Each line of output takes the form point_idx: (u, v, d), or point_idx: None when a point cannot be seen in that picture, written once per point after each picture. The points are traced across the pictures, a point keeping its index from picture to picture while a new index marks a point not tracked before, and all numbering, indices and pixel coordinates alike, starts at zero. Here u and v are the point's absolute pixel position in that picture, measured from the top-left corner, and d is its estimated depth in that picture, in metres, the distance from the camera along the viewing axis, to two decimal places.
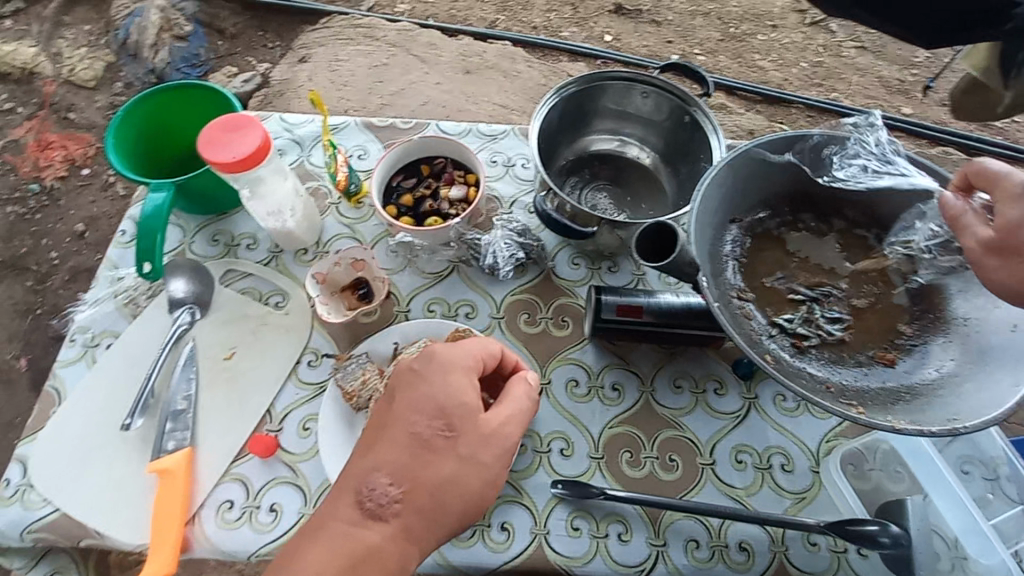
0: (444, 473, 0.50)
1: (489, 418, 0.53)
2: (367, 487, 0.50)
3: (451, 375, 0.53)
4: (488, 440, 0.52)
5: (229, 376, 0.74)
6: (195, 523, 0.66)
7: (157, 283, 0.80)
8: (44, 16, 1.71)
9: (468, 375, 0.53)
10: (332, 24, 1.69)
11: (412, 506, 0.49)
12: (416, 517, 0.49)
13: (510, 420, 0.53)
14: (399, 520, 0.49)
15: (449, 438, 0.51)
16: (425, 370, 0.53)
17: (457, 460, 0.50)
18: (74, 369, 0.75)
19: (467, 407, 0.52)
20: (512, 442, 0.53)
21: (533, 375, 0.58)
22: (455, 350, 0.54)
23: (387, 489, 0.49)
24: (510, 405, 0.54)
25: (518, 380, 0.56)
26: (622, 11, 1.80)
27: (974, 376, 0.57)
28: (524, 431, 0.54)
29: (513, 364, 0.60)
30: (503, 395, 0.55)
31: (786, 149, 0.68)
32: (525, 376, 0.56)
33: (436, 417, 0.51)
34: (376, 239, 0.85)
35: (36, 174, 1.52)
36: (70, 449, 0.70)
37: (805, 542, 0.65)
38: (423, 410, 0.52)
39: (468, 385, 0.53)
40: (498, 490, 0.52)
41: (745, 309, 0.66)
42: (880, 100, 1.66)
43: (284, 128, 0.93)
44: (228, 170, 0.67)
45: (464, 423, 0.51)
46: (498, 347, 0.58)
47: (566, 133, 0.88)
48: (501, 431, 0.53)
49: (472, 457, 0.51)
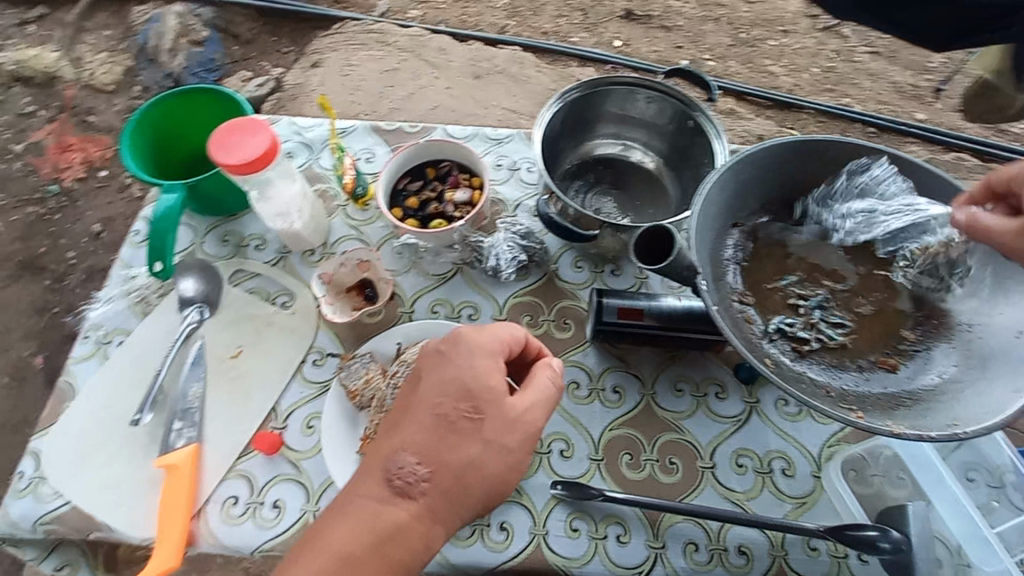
0: (469, 456, 0.50)
1: (514, 402, 0.52)
2: (394, 465, 0.50)
3: (477, 361, 0.53)
4: (513, 425, 0.52)
5: (236, 374, 0.75)
6: (199, 518, 0.67)
7: (167, 283, 0.82)
8: (67, 22, 1.76)
9: (494, 360, 0.53)
10: (344, 29, 1.71)
11: (437, 488, 0.49)
12: (442, 498, 0.49)
13: (534, 407, 0.53)
14: (425, 500, 0.49)
15: (475, 421, 0.51)
16: (453, 354, 0.53)
17: (482, 444, 0.50)
18: (86, 365, 0.77)
19: (493, 391, 0.52)
20: (537, 429, 0.53)
21: (558, 362, 0.57)
22: (481, 334, 0.54)
23: (414, 468, 0.50)
24: (535, 391, 0.54)
25: (542, 367, 0.56)
26: (632, 17, 1.81)
27: (976, 382, 0.57)
28: (548, 418, 0.54)
29: (537, 350, 0.59)
30: (529, 380, 0.54)
31: (791, 153, 0.68)
32: (550, 362, 0.56)
33: (462, 399, 0.51)
34: (381, 240, 0.86)
35: (56, 176, 1.56)
36: (80, 445, 0.71)
37: (804, 548, 0.65)
38: (449, 392, 0.52)
39: (494, 368, 0.53)
40: (520, 475, 0.52)
41: (746, 313, 0.66)
42: (893, 105, 1.64)
43: (293, 132, 0.95)
44: (236, 172, 0.68)
45: (490, 407, 0.51)
46: (524, 332, 0.58)
47: (570, 138, 0.88)
48: (525, 418, 0.52)
49: (496, 440, 0.51)
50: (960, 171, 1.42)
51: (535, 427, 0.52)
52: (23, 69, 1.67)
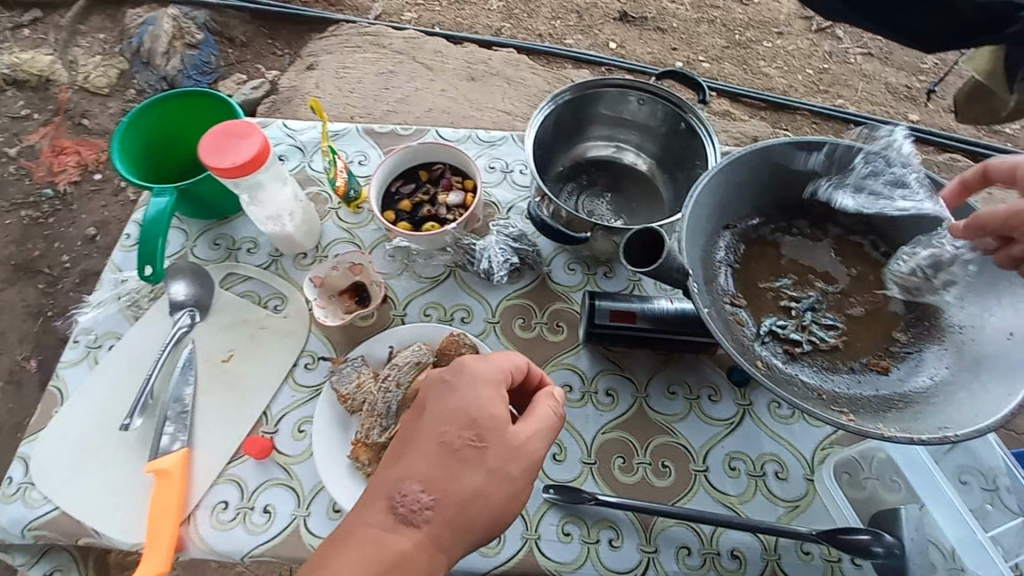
0: (473, 484, 0.50)
1: (517, 430, 0.52)
2: (399, 492, 0.49)
3: (481, 389, 0.53)
4: (516, 453, 0.52)
5: (228, 378, 0.75)
6: (189, 523, 0.66)
7: (159, 286, 0.81)
8: (61, 24, 1.75)
9: (498, 388, 0.54)
10: (339, 32, 1.71)
11: (442, 516, 0.49)
12: (446, 526, 0.49)
13: (536, 435, 0.53)
14: (429, 528, 0.49)
15: (479, 449, 0.51)
16: (457, 383, 0.53)
17: (485, 472, 0.50)
18: (76, 370, 0.77)
19: (496, 419, 0.52)
20: (539, 456, 0.53)
21: (559, 391, 0.57)
22: (485, 363, 0.55)
23: (418, 497, 0.49)
24: (537, 420, 0.54)
25: (544, 396, 0.56)
26: (627, 19, 1.81)
27: (968, 384, 0.56)
28: (549, 448, 0.54)
29: (538, 378, 0.60)
30: (531, 409, 0.54)
31: (782, 155, 0.68)
32: (552, 392, 0.56)
33: (466, 428, 0.51)
34: (374, 244, 0.86)
35: (50, 179, 1.55)
36: (69, 451, 0.71)
37: (798, 552, 0.64)
38: (454, 421, 0.52)
39: (498, 397, 0.53)
40: (521, 504, 0.52)
41: (738, 315, 0.66)
42: (887, 106, 1.65)
43: (286, 134, 0.95)
44: (226, 176, 0.68)
45: (493, 436, 0.51)
46: (526, 360, 0.58)
47: (562, 141, 0.88)
48: (528, 446, 0.52)
49: (500, 468, 0.51)
50: (953, 173, 1.43)
51: (537, 455, 0.52)
52: (17, 72, 1.67)
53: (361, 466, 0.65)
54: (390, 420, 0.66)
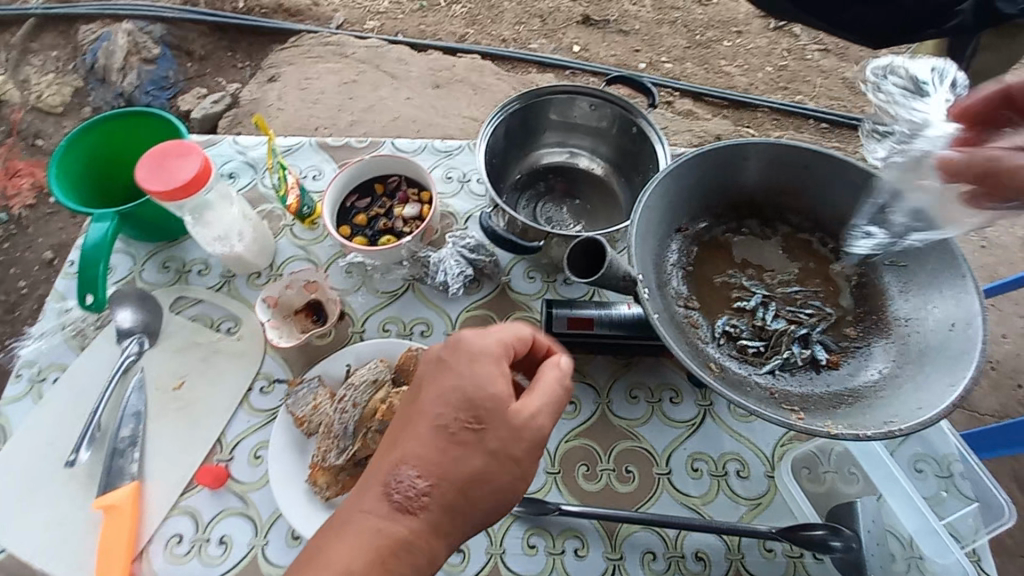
0: (472, 468, 0.45)
1: (520, 407, 0.46)
2: (394, 478, 0.45)
3: (480, 364, 0.47)
4: (520, 432, 0.46)
5: (179, 405, 0.72)
6: (141, 559, 0.64)
7: (105, 314, 0.79)
8: (11, 43, 1.70)
9: (496, 364, 0.47)
10: (300, 43, 1.68)
11: (441, 501, 0.44)
12: (446, 510, 0.44)
13: (541, 411, 0.47)
14: (427, 513, 0.44)
15: (477, 431, 0.45)
16: (452, 361, 0.47)
17: (485, 455, 0.45)
18: (19, 406, 0.74)
19: (497, 397, 0.46)
20: (544, 436, 0.47)
21: (568, 359, 0.50)
22: (482, 337, 0.48)
23: (413, 483, 0.44)
24: (541, 393, 0.47)
25: (548, 366, 0.49)
26: (590, 22, 1.82)
27: (911, 377, 0.57)
28: (556, 424, 0.48)
29: (545, 349, 0.53)
30: (535, 381, 0.48)
31: (724, 159, 0.69)
32: (559, 360, 0.49)
33: (464, 408, 0.46)
34: (330, 261, 0.85)
35: (4, 204, 1.48)
36: (11, 489, 0.68)
37: (761, 550, 0.65)
38: (451, 401, 0.46)
39: (498, 373, 0.47)
40: (527, 485, 0.47)
41: (691, 318, 0.67)
42: (844, 100, 1.68)
43: (236, 151, 0.93)
44: (170, 197, 0.66)
45: (494, 414, 0.46)
46: (528, 332, 0.52)
47: (517, 150, 0.89)
48: (533, 423, 0.46)
49: (502, 450, 0.45)
50: None
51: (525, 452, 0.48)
52: None
53: (319, 490, 0.64)
54: (347, 441, 0.64)
